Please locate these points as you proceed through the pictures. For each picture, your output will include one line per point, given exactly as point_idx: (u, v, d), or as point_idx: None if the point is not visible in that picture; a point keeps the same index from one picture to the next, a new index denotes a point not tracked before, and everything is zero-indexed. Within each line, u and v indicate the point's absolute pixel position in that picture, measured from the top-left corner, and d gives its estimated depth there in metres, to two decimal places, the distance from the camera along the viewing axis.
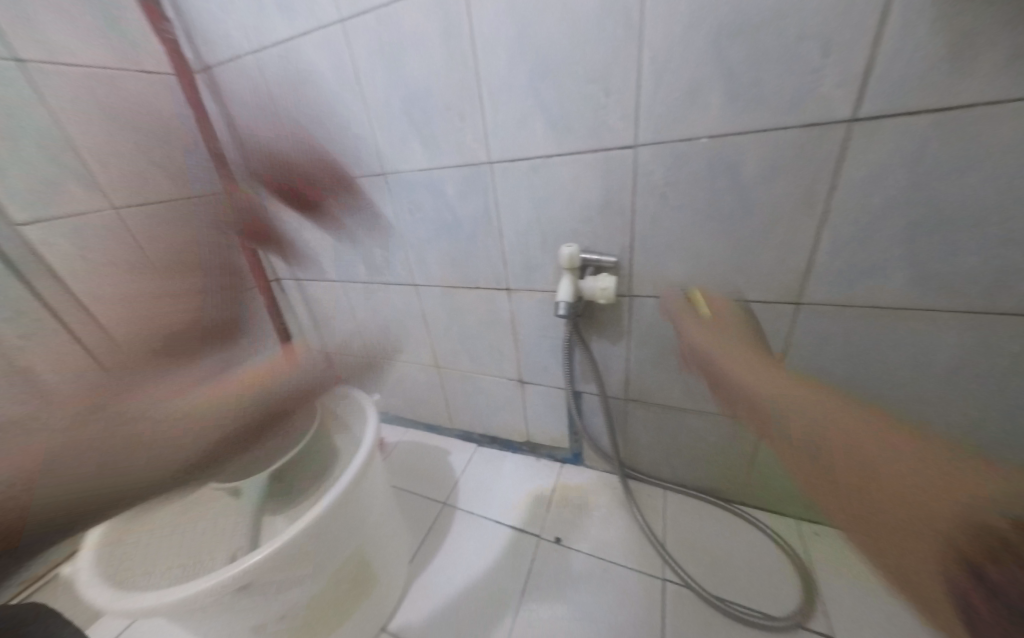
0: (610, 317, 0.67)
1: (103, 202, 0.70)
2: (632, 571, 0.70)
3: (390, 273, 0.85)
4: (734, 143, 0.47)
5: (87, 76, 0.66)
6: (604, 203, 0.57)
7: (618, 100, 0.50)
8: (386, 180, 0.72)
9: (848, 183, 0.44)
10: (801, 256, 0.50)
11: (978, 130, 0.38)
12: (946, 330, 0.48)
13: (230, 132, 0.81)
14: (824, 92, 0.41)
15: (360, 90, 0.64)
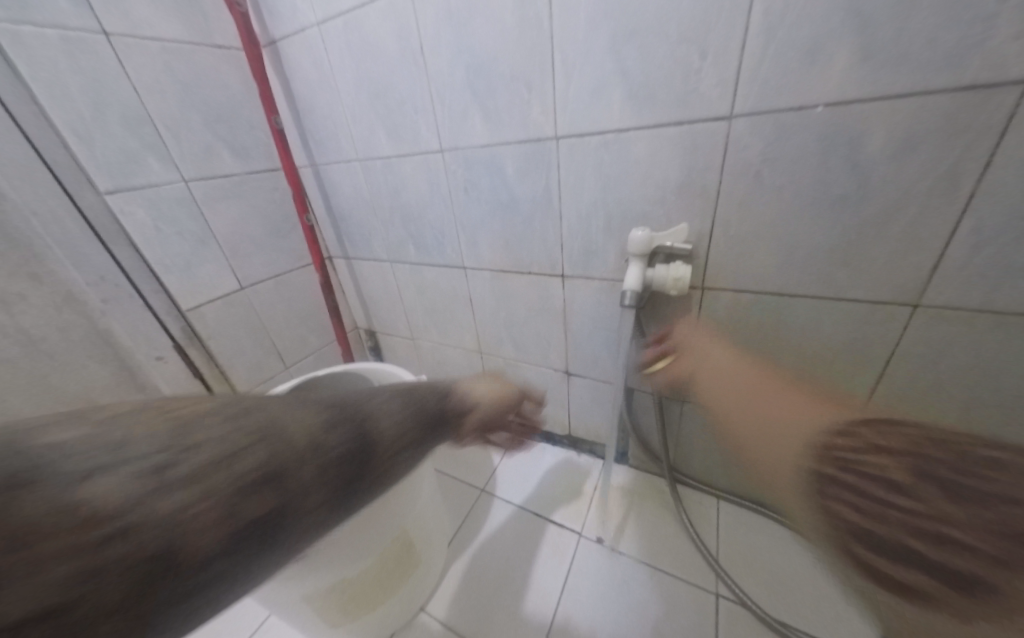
0: (677, 310, 0.61)
1: (175, 174, 0.72)
2: (682, 581, 0.66)
3: (439, 255, 0.83)
4: (858, 112, 0.40)
5: (164, 49, 0.67)
6: (684, 183, 0.52)
7: (715, 63, 0.44)
8: (443, 157, 0.69)
9: (1010, 162, 0.36)
10: (926, 251, 0.43)
11: None
12: None
13: (293, 108, 0.82)
14: (994, 46, 0.34)
15: (422, 60, 0.62)
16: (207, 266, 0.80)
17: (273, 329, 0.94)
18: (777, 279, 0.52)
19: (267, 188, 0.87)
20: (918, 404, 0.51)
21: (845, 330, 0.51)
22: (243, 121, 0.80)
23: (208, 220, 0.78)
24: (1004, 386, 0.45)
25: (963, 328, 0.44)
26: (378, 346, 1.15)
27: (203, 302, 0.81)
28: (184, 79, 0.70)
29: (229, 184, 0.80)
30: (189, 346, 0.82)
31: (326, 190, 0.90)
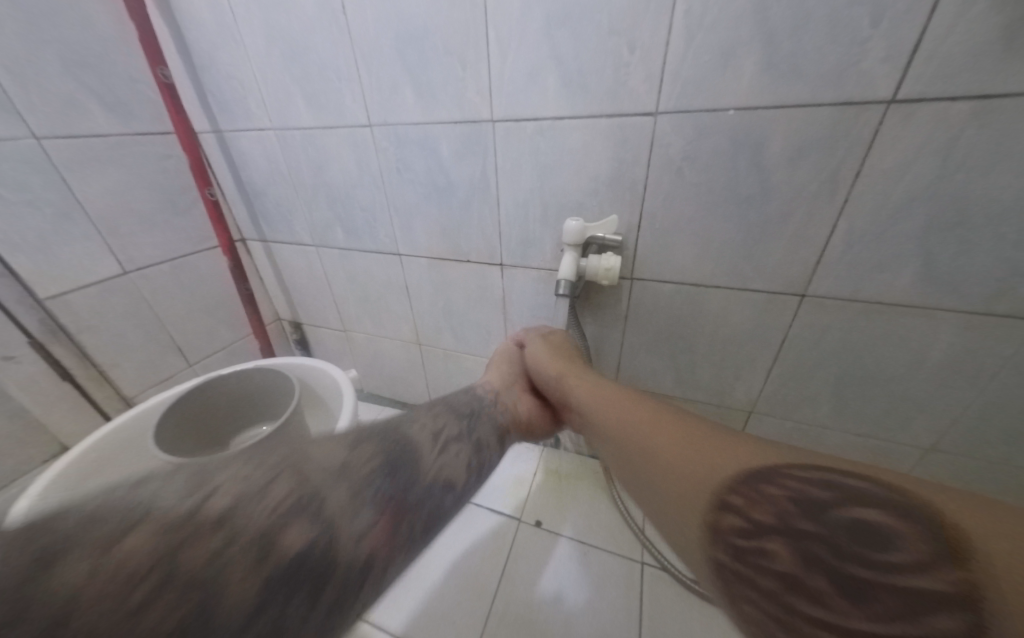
0: (609, 300, 0.64)
1: (22, 129, 0.58)
2: (611, 554, 0.70)
3: (370, 240, 0.77)
4: (762, 119, 0.44)
5: None
6: (615, 176, 0.53)
7: (643, 59, 0.45)
8: (373, 133, 0.64)
9: (874, 173, 0.43)
10: (813, 247, 0.49)
11: (1017, 123, 0.37)
12: (942, 330, 0.48)
13: (185, 61, 0.70)
14: (866, 68, 0.39)
15: (345, 22, 0.56)
16: (75, 246, 0.66)
17: (171, 322, 0.82)
18: (695, 271, 0.56)
19: (157, 155, 0.74)
20: (803, 381, 0.59)
21: (749, 318, 0.57)
22: (119, 71, 0.67)
23: (74, 190, 0.65)
24: (866, 363, 0.54)
25: (839, 314, 0.52)
26: (304, 339, 1.06)
27: (71, 290, 0.67)
28: (29, 9, 0.56)
29: (102, 147, 0.67)
30: (54, 342, 0.67)
31: (234, 162, 0.79)
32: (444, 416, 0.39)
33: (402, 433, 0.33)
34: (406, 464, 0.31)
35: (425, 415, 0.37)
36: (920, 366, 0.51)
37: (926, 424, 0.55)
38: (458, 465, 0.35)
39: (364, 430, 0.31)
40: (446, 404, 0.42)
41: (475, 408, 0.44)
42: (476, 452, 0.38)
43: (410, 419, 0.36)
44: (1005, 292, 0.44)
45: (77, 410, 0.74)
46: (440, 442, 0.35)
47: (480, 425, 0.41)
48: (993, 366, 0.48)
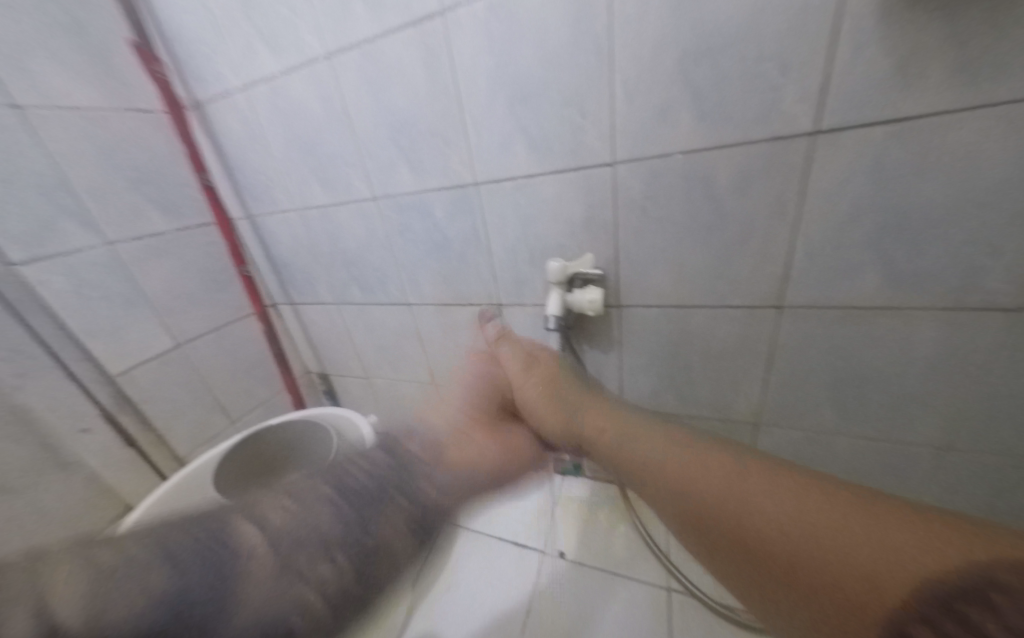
0: (601, 328, 0.68)
1: (97, 239, 0.71)
2: (638, 582, 0.70)
3: (383, 294, 0.86)
4: (707, 157, 0.49)
5: (81, 119, 0.68)
6: (588, 219, 0.59)
7: (594, 121, 0.52)
8: (377, 204, 0.73)
9: (817, 193, 0.47)
10: (778, 263, 0.52)
11: (935, 136, 0.40)
12: (921, 328, 0.49)
13: (222, 163, 0.83)
14: (787, 107, 0.44)
15: (347, 120, 0.67)
16: (137, 328, 0.78)
17: (215, 384, 0.92)
18: (675, 294, 0.60)
19: (201, 243, 0.87)
20: (801, 389, 0.60)
21: (734, 333, 0.60)
22: (170, 180, 0.80)
23: (137, 282, 0.77)
24: (856, 366, 0.55)
25: (818, 321, 0.54)
26: (332, 389, 1.14)
27: (133, 365, 0.78)
28: (103, 145, 0.71)
29: (158, 244, 0.79)
30: (120, 412, 0.78)
31: (264, 240, 0.91)
32: (313, 512, 0.36)
33: (227, 542, 0.32)
34: (216, 593, 0.29)
35: (273, 510, 0.35)
36: (911, 363, 0.52)
37: (934, 422, 0.55)
38: (312, 593, 0.31)
39: (159, 560, 0.29)
40: (333, 488, 0.38)
41: (380, 487, 0.39)
42: (350, 558, 0.34)
43: (258, 518, 0.34)
44: (971, 288, 0.45)
45: (138, 471, 0.83)
46: (286, 564, 0.32)
47: (373, 519, 0.37)
48: (982, 358, 0.49)
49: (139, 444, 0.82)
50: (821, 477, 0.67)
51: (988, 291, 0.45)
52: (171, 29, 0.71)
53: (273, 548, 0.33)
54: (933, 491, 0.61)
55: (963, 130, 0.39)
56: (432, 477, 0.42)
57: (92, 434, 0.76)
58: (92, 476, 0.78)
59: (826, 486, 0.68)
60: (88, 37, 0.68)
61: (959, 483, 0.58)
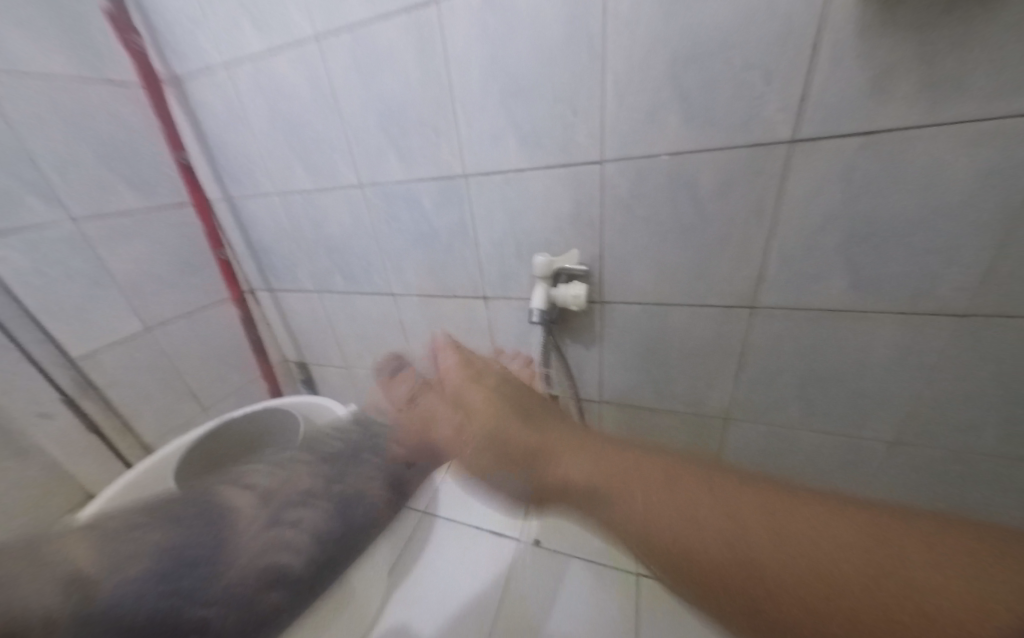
0: (584, 323, 0.70)
1: (62, 213, 0.67)
2: (611, 569, 0.72)
3: (366, 283, 0.85)
4: (691, 160, 0.51)
5: (47, 86, 0.64)
6: (575, 215, 0.60)
7: (584, 119, 0.53)
8: (364, 191, 0.72)
9: (791, 199, 0.49)
10: (754, 265, 0.55)
11: (898, 151, 0.43)
12: (879, 330, 0.53)
13: (200, 142, 0.80)
14: (767, 116, 0.46)
15: (335, 103, 0.65)
16: (104, 309, 0.74)
17: (187, 371, 0.88)
18: (656, 292, 0.62)
19: (175, 224, 0.84)
20: (769, 386, 0.63)
21: (710, 331, 0.62)
22: (144, 156, 0.77)
23: (105, 261, 0.73)
24: (822, 365, 0.58)
25: (788, 322, 0.57)
26: (310, 379, 1.12)
27: (99, 348, 0.74)
28: (71, 114, 0.67)
29: (128, 222, 0.76)
30: (83, 397, 0.74)
31: (243, 223, 0.88)
32: (292, 479, 0.36)
33: (209, 504, 0.33)
34: (205, 555, 0.30)
35: (256, 476, 0.36)
36: (870, 364, 0.56)
37: (887, 420, 0.59)
38: (291, 533, 0.34)
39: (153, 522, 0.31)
40: (312, 452, 0.40)
41: (354, 448, 0.42)
42: (327, 514, 0.38)
43: (241, 483, 0.35)
44: (924, 294, 0.49)
45: (101, 459, 0.79)
46: (271, 516, 0.34)
47: (348, 474, 0.40)
48: (933, 360, 0.52)
49: (103, 431, 0.78)
50: (784, 470, 0.71)
51: (939, 298, 0.49)
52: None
53: (259, 498, 0.34)
54: (883, 484, 0.65)
55: (924, 146, 0.42)
56: (397, 439, 0.44)
57: (52, 419, 0.72)
58: (51, 463, 0.74)
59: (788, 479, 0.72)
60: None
61: (908, 476, 0.63)
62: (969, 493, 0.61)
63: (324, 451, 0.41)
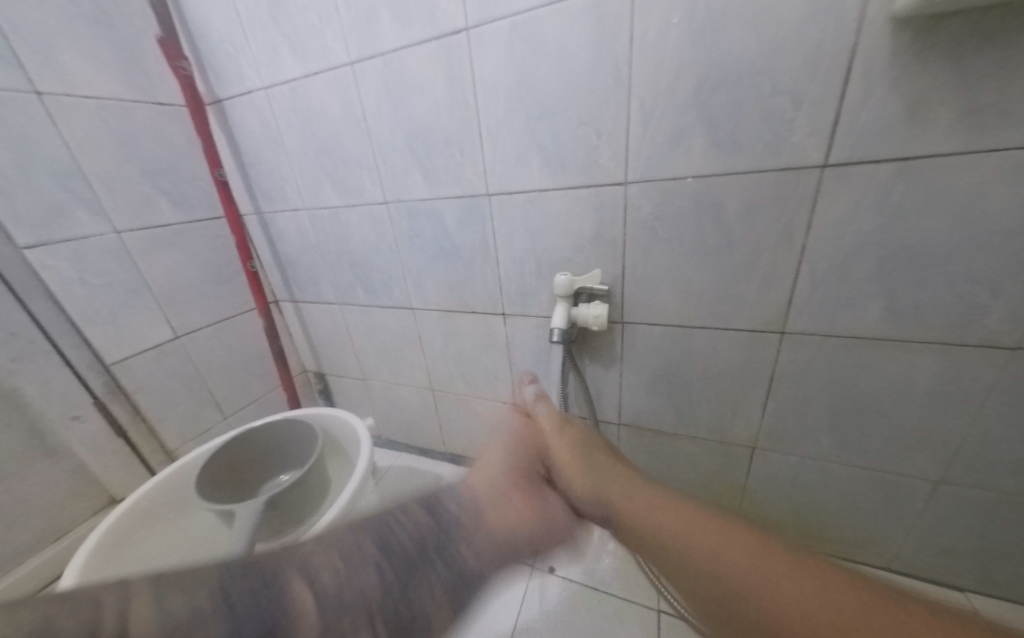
0: (604, 343, 0.69)
1: (107, 226, 0.71)
2: (628, 604, 0.68)
3: (387, 297, 0.86)
4: (718, 183, 0.50)
5: (101, 108, 0.68)
6: (596, 235, 0.60)
7: (609, 142, 0.53)
8: (389, 208, 0.74)
9: (823, 224, 0.48)
10: (782, 289, 0.53)
11: (939, 177, 0.42)
12: (918, 361, 0.50)
13: (237, 160, 0.84)
14: (797, 141, 0.45)
15: (365, 124, 0.68)
16: (138, 318, 0.77)
17: (211, 379, 0.91)
18: (679, 314, 0.61)
19: (209, 237, 0.87)
20: (800, 415, 0.61)
21: (736, 356, 0.60)
22: (184, 172, 0.81)
23: (142, 272, 0.77)
24: (856, 395, 0.55)
25: (818, 349, 0.55)
26: (327, 389, 1.13)
27: (131, 355, 0.77)
28: (120, 134, 0.71)
29: (166, 234, 0.79)
30: (113, 401, 0.77)
31: (272, 236, 0.91)
32: (358, 579, 0.32)
33: (280, 600, 0.29)
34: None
35: (324, 567, 0.32)
36: (909, 395, 0.53)
37: (930, 456, 0.55)
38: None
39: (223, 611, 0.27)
40: (377, 546, 0.35)
41: (424, 548, 0.36)
42: (393, 632, 0.31)
43: (309, 574, 0.32)
44: (971, 323, 0.46)
45: (126, 463, 0.81)
46: (329, 629, 0.29)
47: (420, 584, 0.34)
48: (980, 395, 0.49)
49: (129, 436, 0.80)
50: (815, 504, 0.67)
51: (987, 328, 0.46)
52: (198, 28, 0.73)
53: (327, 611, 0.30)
54: (926, 525, 0.61)
55: (968, 173, 0.41)
56: (468, 539, 0.38)
57: (84, 422, 0.74)
58: (79, 465, 0.76)
59: (819, 513, 0.68)
60: (115, 30, 0.69)
61: (951, 518, 0.59)
62: (1022, 540, 0.56)
63: (388, 541, 0.35)
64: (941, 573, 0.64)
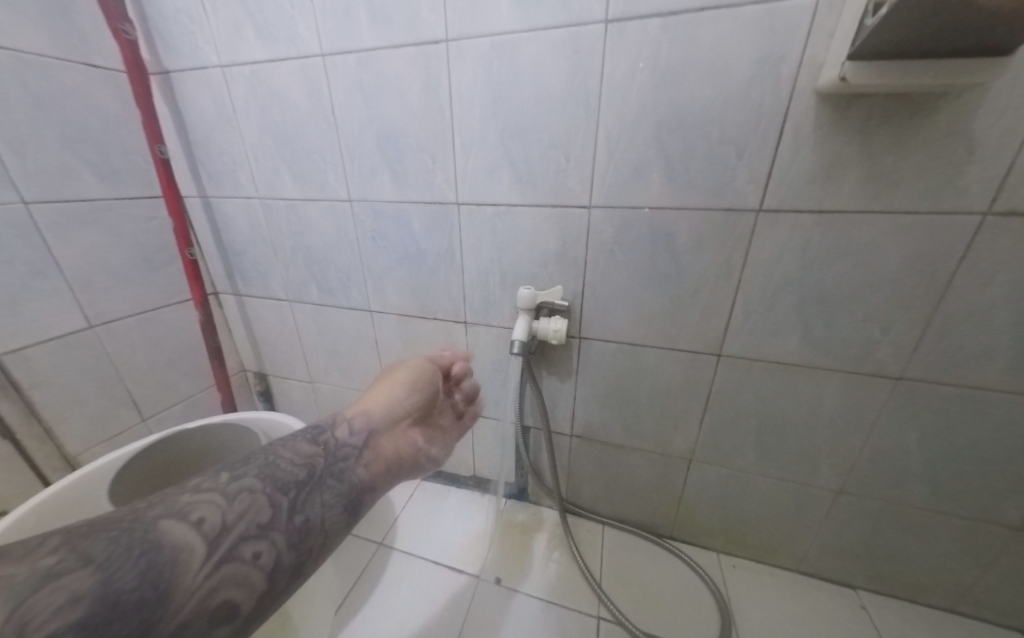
0: (560, 356, 0.71)
1: (12, 195, 0.62)
2: (571, 611, 0.71)
3: (343, 297, 0.82)
4: (671, 216, 0.55)
5: (17, 62, 0.60)
6: (560, 253, 0.63)
7: (577, 166, 0.56)
8: (352, 206, 0.72)
9: (755, 261, 0.54)
10: (721, 316, 0.59)
11: (848, 229, 0.49)
12: (826, 385, 0.58)
13: (181, 137, 0.77)
14: (738, 185, 0.51)
15: (333, 119, 0.66)
16: (44, 302, 0.67)
17: (130, 376, 0.81)
18: (632, 333, 0.65)
19: (141, 218, 0.79)
20: (730, 429, 0.67)
21: (679, 373, 0.65)
22: (116, 145, 0.73)
23: (53, 250, 0.67)
24: (778, 413, 0.62)
25: (747, 371, 0.61)
26: (267, 391, 1.05)
27: (31, 345, 0.67)
28: (39, 94, 0.63)
29: (88, 210, 0.71)
30: (1, 397, 0.66)
31: (216, 224, 0.84)
32: (249, 508, 0.31)
33: (150, 541, 0.27)
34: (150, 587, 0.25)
35: (207, 506, 0.30)
36: (818, 415, 0.60)
37: (833, 469, 0.63)
38: (250, 568, 0.29)
39: (68, 564, 0.24)
40: (261, 476, 0.34)
41: (313, 473, 0.36)
42: (287, 546, 0.31)
43: (188, 515, 0.29)
44: (866, 356, 0.54)
45: (12, 470, 0.70)
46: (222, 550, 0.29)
47: (308, 503, 0.34)
48: (871, 416, 0.58)
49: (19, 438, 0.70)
50: (740, 512, 0.74)
51: (878, 360, 0.54)
52: None
53: (207, 542, 0.28)
54: (830, 530, 0.69)
55: (869, 228, 0.48)
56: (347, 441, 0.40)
57: None
58: None
59: (743, 520, 0.75)
60: None
61: (847, 523, 0.67)
62: (901, 543, 0.66)
63: (279, 473, 0.35)
64: (838, 573, 0.73)
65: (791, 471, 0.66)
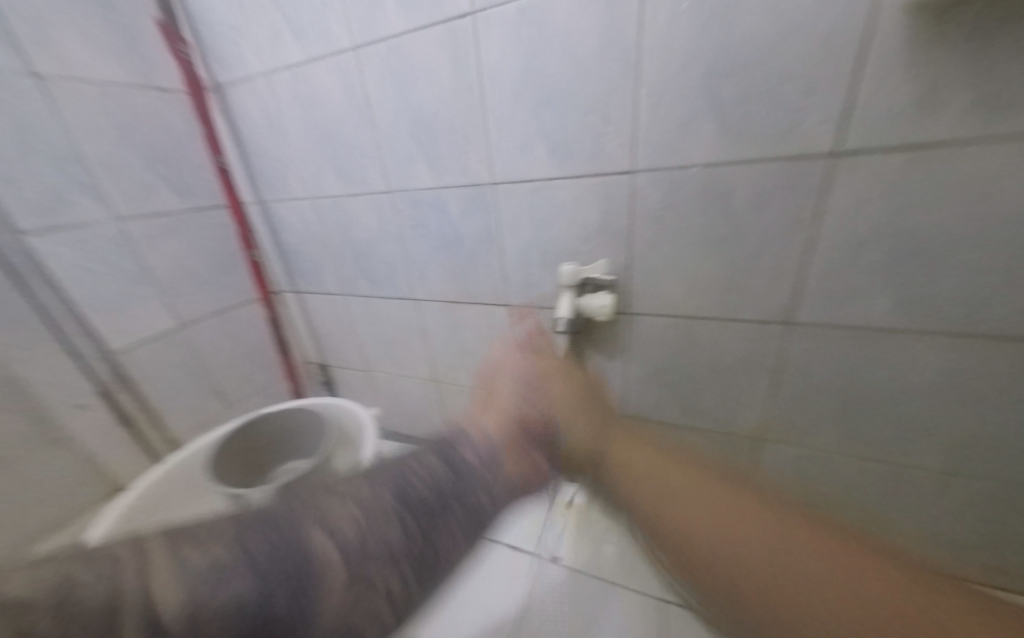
0: (608, 334, 0.68)
1: (108, 214, 0.70)
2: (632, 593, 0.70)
3: (390, 287, 0.85)
4: (726, 173, 0.50)
5: (100, 93, 0.68)
6: (602, 225, 0.60)
7: (616, 129, 0.53)
8: (393, 197, 0.73)
9: (831, 214, 0.48)
10: (790, 281, 0.53)
11: (952, 164, 0.41)
12: (924, 352, 0.50)
13: (237, 147, 0.83)
14: (808, 129, 0.45)
15: (369, 112, 0.67)
16: (141, 306, 0.77)
17: (214, 369, 0.91)
18: (685, 306, 0.60)
19: (212, 226, 0.87)
20: (804, 405, 0.61)
21: (740, 347, 0.60)
22: (185, 161, 0.80)
23: (144, 261, 0.76)
24: (862, 386, 0.55)
25: (823, 340, 0.55)
26: (329, 380, 1.13)
27: (135, 345, 0.77)
28: (120, 121, 0.70)
29: (168, 223, 0.79)
30: (116, 390, 0.77)
31: (274, 227, 0.91)
32: (378, 534, 0.36)
33: (302, 548, 0.32)
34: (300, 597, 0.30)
35: (343, 523, 0.35)
36: (913, 386, 0.53)
37: (934, 447, 0.56)
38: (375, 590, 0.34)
39: (234, 557, 0.30)
40: (391, 502, 0.38)
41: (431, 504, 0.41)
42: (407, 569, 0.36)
43: (328, 527, 0.34)
44: (977, 315, 0.46)
45: (131, 452, 0.82)
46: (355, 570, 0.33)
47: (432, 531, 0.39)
48: (984, 385, 0.49)
49: (134, 425, 0.81)
50: (818, 495, 0.68)
51: (995, 320, 0.46)
52: (196, 10, 0.71)
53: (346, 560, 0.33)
54: (931, 515, 0.61)
55: (981, 161, 0.40)
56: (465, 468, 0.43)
57: (88, 410, 0.75)
58: (83, 453, 0.77)
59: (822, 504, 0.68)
60: (113, 13, 0.68)
61: (953, 508, 0.59)
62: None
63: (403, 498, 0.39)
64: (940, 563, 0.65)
65: (880, 449, 0.59)
